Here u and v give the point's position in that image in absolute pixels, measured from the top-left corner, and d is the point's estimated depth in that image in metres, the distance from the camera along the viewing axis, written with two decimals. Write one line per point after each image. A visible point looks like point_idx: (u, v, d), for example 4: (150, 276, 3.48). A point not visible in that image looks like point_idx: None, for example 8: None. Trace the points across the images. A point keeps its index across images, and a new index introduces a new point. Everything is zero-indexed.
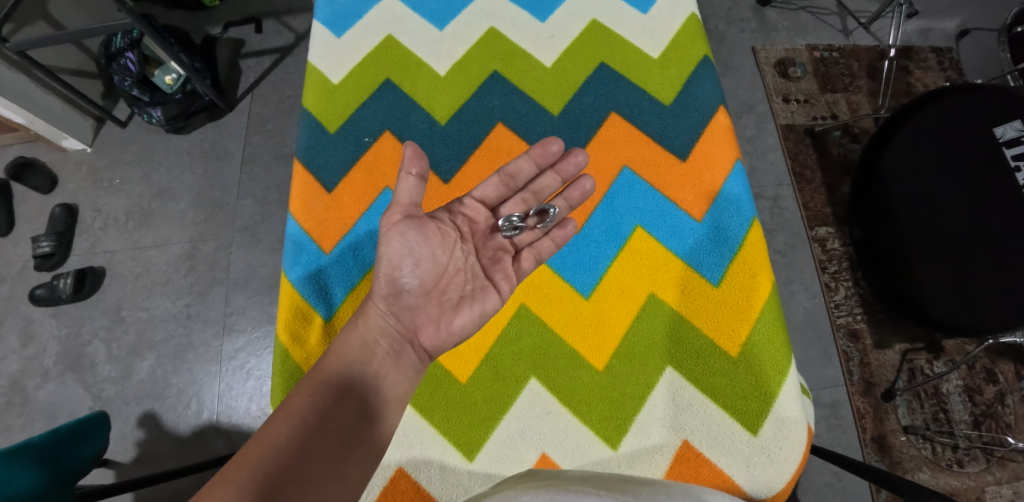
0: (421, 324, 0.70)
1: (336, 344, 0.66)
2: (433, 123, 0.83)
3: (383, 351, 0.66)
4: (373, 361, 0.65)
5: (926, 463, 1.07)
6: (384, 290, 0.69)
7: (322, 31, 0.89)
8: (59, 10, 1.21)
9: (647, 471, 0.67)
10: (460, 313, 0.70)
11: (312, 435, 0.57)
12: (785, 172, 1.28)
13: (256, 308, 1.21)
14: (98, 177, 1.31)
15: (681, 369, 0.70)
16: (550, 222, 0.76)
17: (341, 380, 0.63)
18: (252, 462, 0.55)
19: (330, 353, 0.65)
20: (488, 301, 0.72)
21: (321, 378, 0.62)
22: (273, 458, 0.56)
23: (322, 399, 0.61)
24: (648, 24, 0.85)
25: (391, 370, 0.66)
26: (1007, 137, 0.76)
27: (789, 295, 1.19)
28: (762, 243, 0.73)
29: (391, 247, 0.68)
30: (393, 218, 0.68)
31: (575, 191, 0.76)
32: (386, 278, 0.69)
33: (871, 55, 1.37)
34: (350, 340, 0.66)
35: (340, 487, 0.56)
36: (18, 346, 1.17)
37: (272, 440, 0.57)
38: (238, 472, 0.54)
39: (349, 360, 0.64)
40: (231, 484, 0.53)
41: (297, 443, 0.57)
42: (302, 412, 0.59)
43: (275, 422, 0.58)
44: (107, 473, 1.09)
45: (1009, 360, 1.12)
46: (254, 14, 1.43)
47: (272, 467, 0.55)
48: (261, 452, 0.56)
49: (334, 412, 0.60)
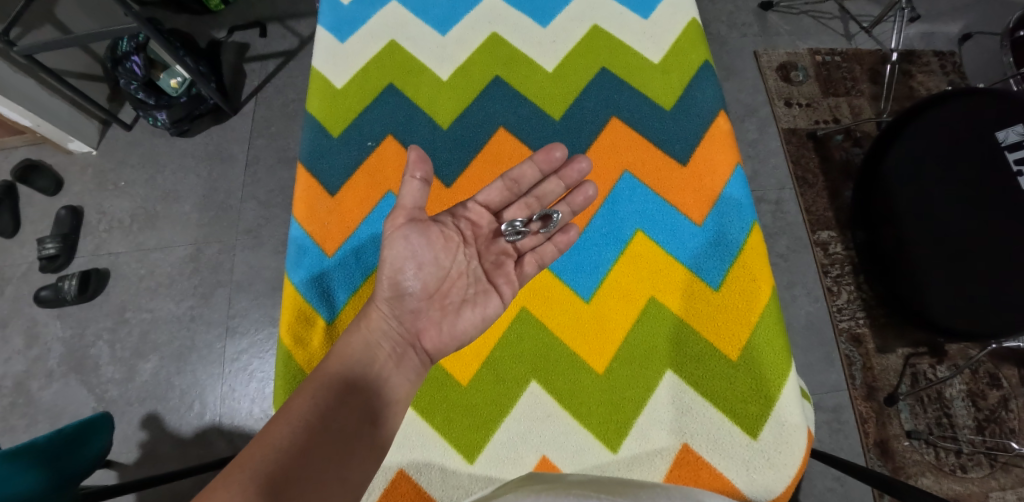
0: (424, 327, 0.70)
1: (339, 345, 0.66)
2: (435, 127, 0.84)
3: (385, 353, 0.67)
4: (375, 364, 0.66)
5: (930, 468, 1.07)
6: (387, 293, 0.69)
7: (327, 37, 0.90)
8: (66, 14, 1.22)
9: (646, 474, 0.67)
10: (462, 317, 0.71)
11: (313, 436, 0.58)
12: (787, 176, 1.28)
13: (259, 310, 1.21)
14: (103, 180, 1.32)
15: (682, 373, 0.70)
16: (553, 227, 0.76)
17: (344, 381, 0.63)
18: (254, 463, 0.55)
19: (332, 354, 0.66)
20: (490, 305, 0.72)
21: (322, 380, 0.63)
22: (275, 459, 0.56)
23: (323, 400, 0.61)
24: (648, 29, 0.86)
25: (393, 372, 0.66)
26: (1010, 142, 0.75)
27: (792, 300, 1.19)
28: (763, 248, 0.74)
29: (395, 251, 0.69)
30: (399, 220, 0.69)
31: (577, 196, 0.76)
32: (389, 281, 0.69)
33: (872, 59, 1.37)
34: (352, 342, 0.66)
35: (341, 488, 0.56)
36: (23, 347, 1.18)
37: (273, 441, 0.57)
38: (239, 473, 0.54)
39: (351, 362, 0.65)
40: (233, 485, 0.53)
41: (298, 444, 0.57)
42: (303, 413, 0.59)
43: (276, 423, 0.59)
44: (110, 473, 1.10)
45: (1012, 365, 1.11)
46: (259, 18, 1.45)
47: (274, 468, 0.55)
48: (262, 453, 0.56)
49: (335, 413, 0.60)
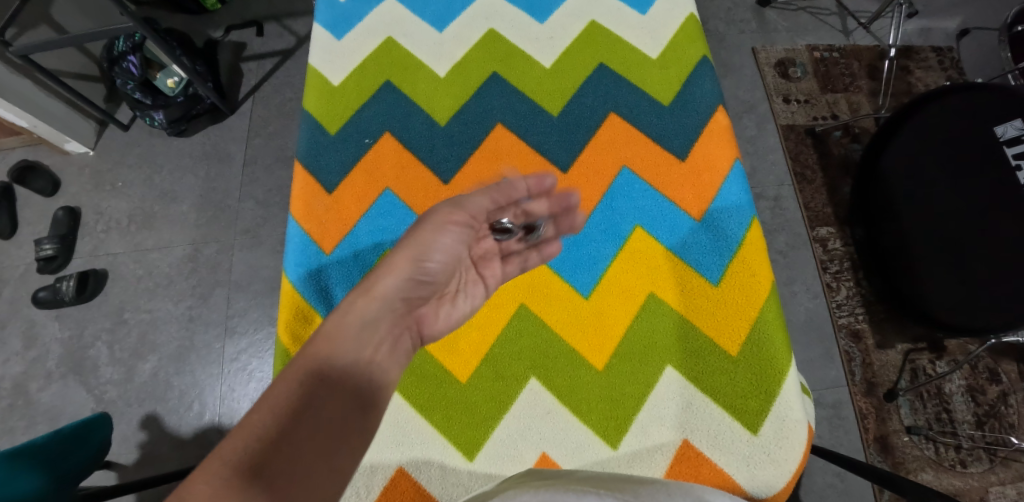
0: (427, 309, 0.66)
1: (333, 326, 0.57)
2: (433, 125, 0.84)
3: (383, 334, 0.60)
4: (372, 346, 0.59)
5: (930, 463, 1.07)
6: (407, 275, 0.61)
7: (322, 34, 0.89)
8: (62, 14, 1.22)
9: (646, 471, 0.67)
10: (457, 305, 0.68)
11: (299, 426, 0.52)
12: (786, 173, 1.28)
13: (257, 309, 1.21)
14: (100, 180, 1.31)
15: (682, 369, 0.70)
16: (535, 239, 0.74)
17: (332, 365, 0.56)
18: (232, 454, 0.50)
19: (324, 337, 0.57)
20: (475, 296, 0.70)
21: (309, 365, 0.55)
22: (254, 450, 0.50)
23: (307, 385, 0.54)
24: (646, 24, 0.85)
25: (386, 357, 0.60)
26: (1008, 136, 0.76)
27: (791, 296, 1.19)
28: (761, 243, 0.74)
29: (436, 240, 0.62)
30: (453, 215, 0.64)
31: (566, 223, 0.74)
32: (411, 263, 0.61)
33: (870, 55, 1.37)
34: (351, 321, 0.58)
35: (331, 483, 0.51)
36: (21, 349, 1.18)
37: (255, 429, 0.51)
38: (219, 464, 0.49)
39: (348, 345, 0.57)
40: (209, 481, 0.48)
41: (281, 433, 0.51)
42: (288, 398, 0.53)
43: (259, 409, 0.53)
44: (109, 474, 1.10)
45: (1012, 360, 1.11)
46: (256, 17, 1.44)
47: (254, 460, 0.50)
48: (239, 445, 0.51)
49: (321, 400, 0.54)
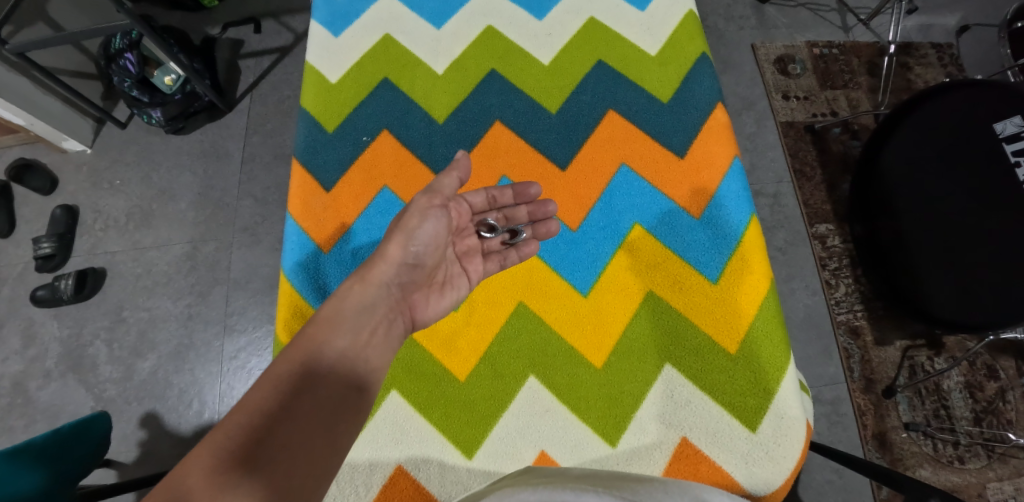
0: (418, 296, 0.71)
1: (334, 310, 0.64)
2: (430, 122, 0.83)
3: (378, 317, 0.66)
4: (366, 330, 0.64)
5: (928, 459, 1.07)
6: (399, 261, 0.68)
7: (320, 31, 0.89)
8: (58, 11, 1.21)
9: (645, 468, 0.67)
10: (444, 297, 0.73)
11: (300, 401, 0.56)
12: (785, 169, 1.28)
13: (256, 308, 1.21)
14: (98, 179, 1.31)
15: (680, 366, 0.70)
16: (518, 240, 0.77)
17: (333, 348, 0.61)
18: (237, 428, 0.54)
19: (325, 320, 0.63)
20: (459, 288, 0.74)
21: (311, 348, 0.61)
22: (256, 422, 0.54)
23: (308, 365, 0.59)
24: (645, 21, 0.85)
25: (381, 341, 0.65)
26: (1007, 133, 0.74)
27: (789, 293, 1.20)
28: (761, 241, 0.74)
29: (418, 226, 0.69)
30: (433, 202, 0.69)
31: (541, 227, 0.76)
32: (400, 250, 0.68)
33: (870, 51, 1.36)
34: (348, 303, 0.65)
35: (328, 452, 0.55)
36: (19, 348, 1.18)
37: (258, 404, 0.56)
38: (223, 436, 0.53)
39: (343, 323, 0.63)
40: (212, 450, 0.52)
41: (283, 408, 0.56)
42: (290, 377, 0.58)
43: (263, 387, 0.57)
44: (109, 472, 1.10)
45: (1010, 356, 1.11)
46: (254, 14, 1.43)
47: (256, 431, 0.54)
48: (241, 418, 0.54)
49: (320, 380, 0.59)
